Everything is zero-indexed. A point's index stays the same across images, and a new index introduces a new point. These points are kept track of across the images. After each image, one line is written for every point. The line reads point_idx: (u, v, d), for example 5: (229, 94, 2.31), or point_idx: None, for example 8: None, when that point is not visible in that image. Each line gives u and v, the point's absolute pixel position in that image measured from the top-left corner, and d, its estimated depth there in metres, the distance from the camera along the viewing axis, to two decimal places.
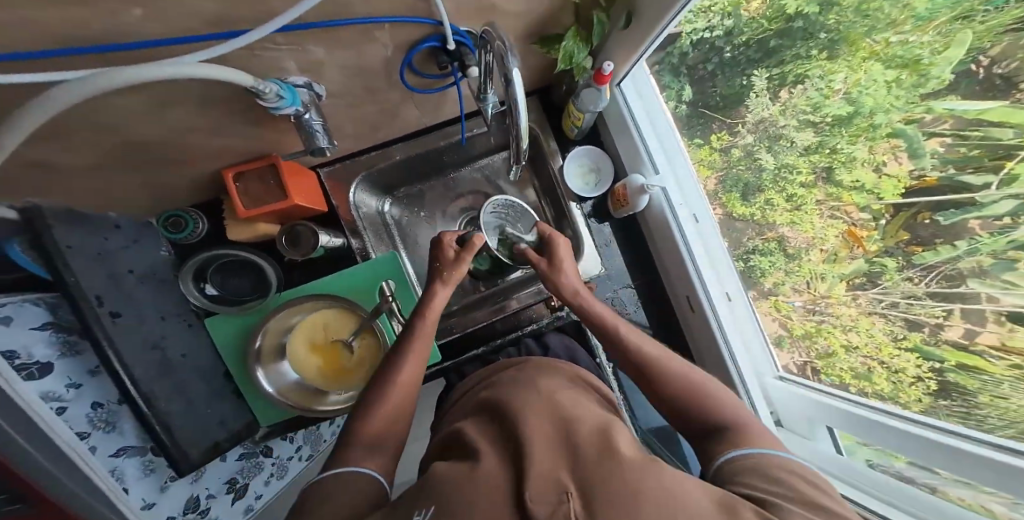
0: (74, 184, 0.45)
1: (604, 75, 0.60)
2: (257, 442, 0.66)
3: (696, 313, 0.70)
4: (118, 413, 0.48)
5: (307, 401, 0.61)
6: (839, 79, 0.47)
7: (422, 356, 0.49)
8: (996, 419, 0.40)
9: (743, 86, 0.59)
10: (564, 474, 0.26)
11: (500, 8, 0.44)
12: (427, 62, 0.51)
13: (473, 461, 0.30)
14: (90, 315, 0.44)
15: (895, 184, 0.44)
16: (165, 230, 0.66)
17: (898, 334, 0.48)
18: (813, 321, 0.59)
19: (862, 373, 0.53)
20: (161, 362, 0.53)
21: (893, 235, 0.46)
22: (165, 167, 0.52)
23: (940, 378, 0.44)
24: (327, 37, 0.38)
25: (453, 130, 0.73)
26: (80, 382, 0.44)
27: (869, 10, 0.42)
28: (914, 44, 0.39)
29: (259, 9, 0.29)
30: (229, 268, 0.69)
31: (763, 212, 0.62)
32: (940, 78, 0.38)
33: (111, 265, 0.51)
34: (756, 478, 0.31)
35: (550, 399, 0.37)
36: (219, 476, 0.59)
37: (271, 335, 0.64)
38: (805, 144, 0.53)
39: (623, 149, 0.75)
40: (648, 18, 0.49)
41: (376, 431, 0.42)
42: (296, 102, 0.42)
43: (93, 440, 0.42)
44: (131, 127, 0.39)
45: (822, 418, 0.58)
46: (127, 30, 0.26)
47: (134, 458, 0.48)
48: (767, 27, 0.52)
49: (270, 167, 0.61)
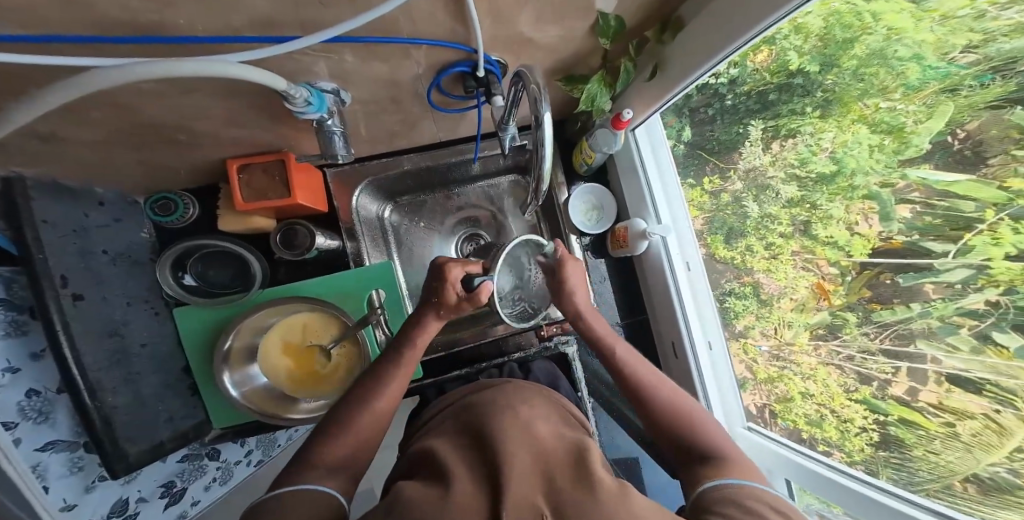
0: (65, 157, 0.43)
1: (621, 121, 0.62)
2: (205, 444, 0.64)
3: (679, 360, 0.73)
4: (55, 402, 0.44)
5: (272, 409, 0.60)
6: (828, 138, 0.49)
7: (401, 383, 0.49)
8: (926, 471, 0.44)
9: (738, 134, 0.62)
10: (540, 502, 0.28)
11: (535, 43, 0.45)
12: (456, 84, 0.51)
13: (445, 480, 0.31)
14: (50, 294, 0.41)
15: (864, 244, 0.47)
16: (152, 213, 0.64)
17: (850, 386, 0.51)
18: (777, 367, 0.62)
19: (814, 419, 0.57)
20: (118, 350, 0.50)
21: (856, 292, 0.49)
22: (167, 149, 0.50)
23: (884, 430, 0.48)
24: (366, 50, 0.38)
25: (467, 148, 0.73)
26: (18, 366, 0.41)
27: (864, 74, 0.42)
28: (901, 112, 0.40)
29: (309, 20, 0.29)
30: (213, 257, 0.67)
31: (743, 256, 0.66)
32: (918, 146, 0.40)
33: (85, 243, 0.49)
34: (732, 508, 0.31)
35: (528, 421, 0.39)
36: (155, 477, 0.56)
37: (243, 335, 0.62)
38: (788, 197, 0.56)
39: (627, 191, 0.78)
40: (676, 75, 0.50)
41: (336, 455, 0.41)
42: (323, 108, 0.43)
43: (20, 432, 0.39)
44: (147, 108, 0.38)
45: (781, 469, 0.59)
46: (169, 21, 0.25)
47: (61, 454, 0.44)
48: (768, 80, 0.53)
49: (275, 162, 0.58)
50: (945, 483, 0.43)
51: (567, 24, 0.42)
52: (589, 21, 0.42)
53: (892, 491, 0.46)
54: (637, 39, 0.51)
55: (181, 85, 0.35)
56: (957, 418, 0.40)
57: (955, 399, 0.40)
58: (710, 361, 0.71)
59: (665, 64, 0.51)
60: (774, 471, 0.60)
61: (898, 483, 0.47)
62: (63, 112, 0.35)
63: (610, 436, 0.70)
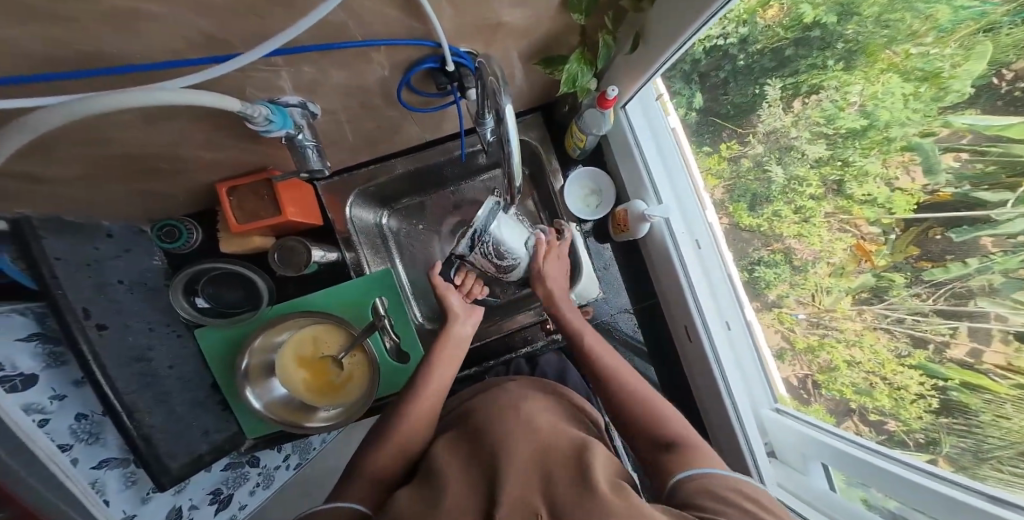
0: (62, 194, 0.46)
1: (609, 98, 0.59)
2: (243, 452, 0.68)
3: (692, 343, 0.73)
4: (102, 424, 0.50)
5: (296, 417, 0.63)
6: (855, 91, 0.44)
7: (445, 374, 0.53)
8: (1000, 438, 0.40)
9: (755, 95, 0.57)
10: (535, 500, 0.30)
11: (501, 27, 0.43)
12: (426, 81, 0.50)
13: (442, 490, 0.33)
14: (75, 327, 0.45)
15: (907, 200, 0.43)
16: (159, 240, 0.67)
17: (903, 351, 0.47)
18: (817, 335, 0.58)
19: (863, 389, 0.52)
20: (145, 373, 0.54)
21: (902, 250, 0.45)
22: (157, 177, 0.53)
23: (943, 397, 0.44)
24: (321, 59, 0.38)
25: (453, 145, 0.73)
26: (64, 394, 0.46)
27: (890, 20, 0.39)
28: (935, 56, 0.36)
29: (246, 33, 0.29)
30: (221, 279, 0.69)
31: (770, 223, 0.62)
32: (960, 92, 0.36)
33: (101, 275, 0.53)
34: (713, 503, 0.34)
35: (527, 423, 0.40)
36: (203, 486, 0.61)
37: (258, 354, 0.64)
38: (815, 157, 0.52)
39: (625, 174, 0.77)
40: (654, 44, 0.48)
41: (386, 461, 0.44)
42: (287, 124, 0.43)
43: (76, 452, 0.45)
44: (120, 138, 0.40)
45: (816, 453, 0.58)
46: (115, 50, 0.26)
47: (115, 470, 0.50)
48: (783, 36, 0.50)
49: (264, 182, 0.60)
50: None
51: (532, 7, 0.41)
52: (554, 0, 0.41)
53: (962, 482, 0.41)
54: (612, 12, 0.48)
55: (147, 112, 0.36)
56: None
57: None
58: (728, 341, 0.70)
59: (646, 30, 0.49)
60: (808, 455, 0.61)
61: (966, 451, 0.42)
62: (39, 150, 0.36)
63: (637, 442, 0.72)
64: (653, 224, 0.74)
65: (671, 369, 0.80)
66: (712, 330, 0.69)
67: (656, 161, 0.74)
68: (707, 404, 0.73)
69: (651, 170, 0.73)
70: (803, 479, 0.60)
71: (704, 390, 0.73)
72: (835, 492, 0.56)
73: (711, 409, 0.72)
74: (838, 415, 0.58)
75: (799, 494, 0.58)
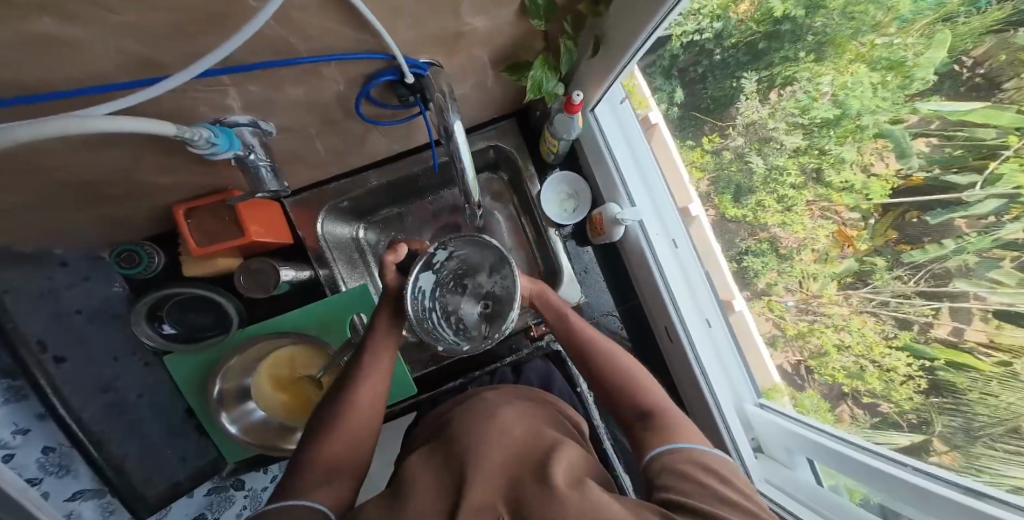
0: (8, 227, 0.45)
1: (575, 103, 0.60)
2: (226, 476, 0.64)
3: (675, 343, 0.74)
4: (70, 456, 0.50)
5: (272, 439, 0.61)
6: (827, 82, 0.46)
7: (381, 362, 0.51)
8: (987, 416, 0.40)
9: (733, 89, 0.58)
10: (499, 505, 0.30)
11: (457, 36, 0.43)
12: (386, 93, 0.50)
13: (408, 501, 0.32)
14: (30, 360, 0.47)
15: (883, 185, 0.44)
16: (118, 266, 0.61)
17: (890, 333, 0.48)
18: (805, 321, 0.59)
19: (854, 372, 0.53)
20: (113, 403, 0.56)
21: (882, 234, 0.46)
22: (114, 203, 0.51)
23: (933, 377, 0.44)
24: (270, 77, 0.37)
25: (427, 155, 0.73)
26: (28, 427, 0.46)
27: (855, 12, 0.40)
28: (898, 46, 0.38)
29: (179, 55, 0.29)
30: (188, 303, 0.65)
31: (755, 212, 0.63)
32: (924, 78, 0.38)
33: (57, 305, 0.53)
34: (679, 481, 0.34)
35: (496, 426, 0.39)
36: (184, 513, 0.58)
37: (231, 378, 0.62)
38: (793, 147, 0.53)
39: (600, 177, 0.78)
40: (611, 50, 0.49)
41: (336, 457, 0.43)
42: (232, 144, 0.42)
43: (45, 486, 0.45)
44: (65, 167, 0.39)
45: (801, 449, 0.60)
46: (37, 80, 0.25)
47: (90, 501, 0.51)
48: (755, 30, 0.51)
49: (222, 204, 0.58)
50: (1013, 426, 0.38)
51: (490, 13, 0.41)
52: (510, 7, 0.40)
53: (945, 476, 0.42)
54: (570, 17, 0.49)
55: (88, 139, 0.35)
56: (1013, 356, 0.37)
57: (1006, 335, 0.38)
58: (709, 338, 0.72)
59: (604, 35, 0.50)
60: (792, 450, 0.62)
61: (958, 431, 0.43)
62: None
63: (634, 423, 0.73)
64: (629, 228, 0.75)
65: (663, 367, 0.80)
66: (691, 327, 0.71)
67: (629, 162, 0.76)
68: (693, 399, 0.74)
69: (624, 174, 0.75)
70: (792, 476, 0.61)
71: (688, 385, 0.74)
72: (821, 485, 0.58)
73: (700, 406, 0.72)
74: (832, 399, 0.58)
75: (787, 488, 0.60)
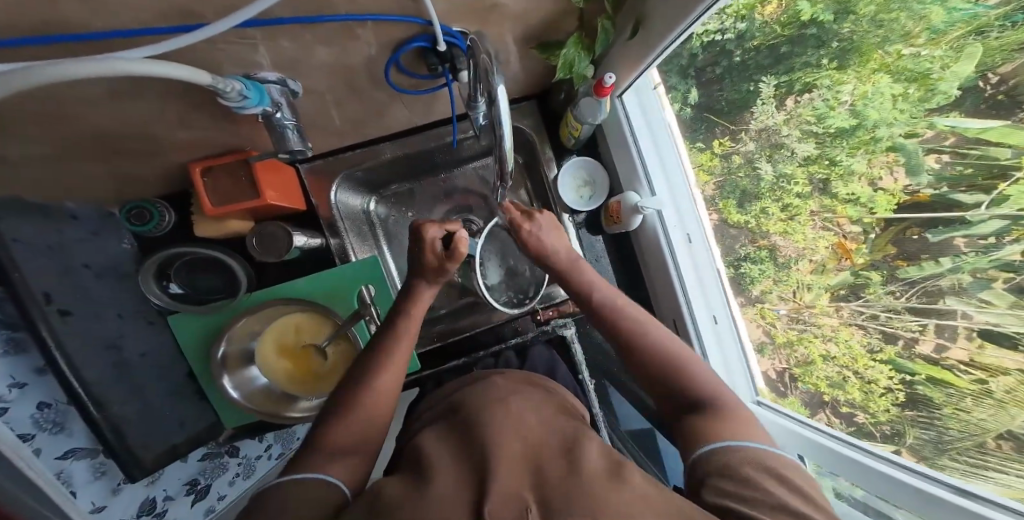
0: (23, 172, 0.44)
1: (604, 86, 0.58)
2: (222, 442, 0.68)
3: (682, 336, 0.74)
4: (67, 413, 0.49)
5: (272, 407, 0.62)
6: (846, 91, 0.45)
7: (407, 350, 0.52)
8: (957, 430, 0.42)
9: (749, 92, 0.57)
10: (525, 490, 0.29)
11: (495, 8, 0.42)
12: (416, 62, 0.49)
13: (428, 476, 0.31)
14: (36, 312, 0.43)
15: (889, 199, 0.44)
16: (129, 223, 0.64)
17: (875, 346, 0.49)
18: (796, 330, 0.60)
19: (836, 382, 0.54)
20: (117, 363, 0.53)
21: (882, 248, 0.46)
22: (128, 158, 0.51)
23: (911, 390, 0.46)
24: (299, 34, 0.36)
25: (444, 132, 0.72)
26: (24, 382, 0.45)
27: (885, 19, 0.39)
28: (925, 58, 0.37)
29: (210, 7, 0.28)
30: (197, 264, 0.68)
31: (758, 219, 0.62)
32: (947, 93, 0.37)
33: (65, 259, 0.51)
34: (732, 481, 0.32)
35: (515, 416, 0.39)
36: (179, 476, 0.61)
37: (236, 341, 0.63)
38: (804, 155, 0.53)
39: (620, 164, 0.76)
40: (655, 31, 0.47)
41: (351, 436, 0.43)
42: (263, 101, 0.41)
43: (38, 442, 0.44)
44: (86, 115, 0.38)
45: (793, 446, 0.60)
46: (64, 21, 0.24)
47: (82, 461, 0.50)
48: (779, 33, 0.50)
49: (238, 163, 0.57)
50: (979, 442, 0.40)
51: None
52: None
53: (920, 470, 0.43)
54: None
55: (108, 87, 0.35)
56: (989, 375, 0.38)
57: (988, 356, 0.38)
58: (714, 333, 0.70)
59: (646, 15, 0.48)
60: None
61: (928, 443, 0.45)
62: None
63: (626, 412, 0.76)
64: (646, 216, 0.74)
65: None
66: (699, 322, 0.70)
67: (652, 153, 0.72)
68: None
69: (647, 160, 0.72)
70: None
71: None
72: None
73: None
74: (811, 407, 0.60)
75: None
